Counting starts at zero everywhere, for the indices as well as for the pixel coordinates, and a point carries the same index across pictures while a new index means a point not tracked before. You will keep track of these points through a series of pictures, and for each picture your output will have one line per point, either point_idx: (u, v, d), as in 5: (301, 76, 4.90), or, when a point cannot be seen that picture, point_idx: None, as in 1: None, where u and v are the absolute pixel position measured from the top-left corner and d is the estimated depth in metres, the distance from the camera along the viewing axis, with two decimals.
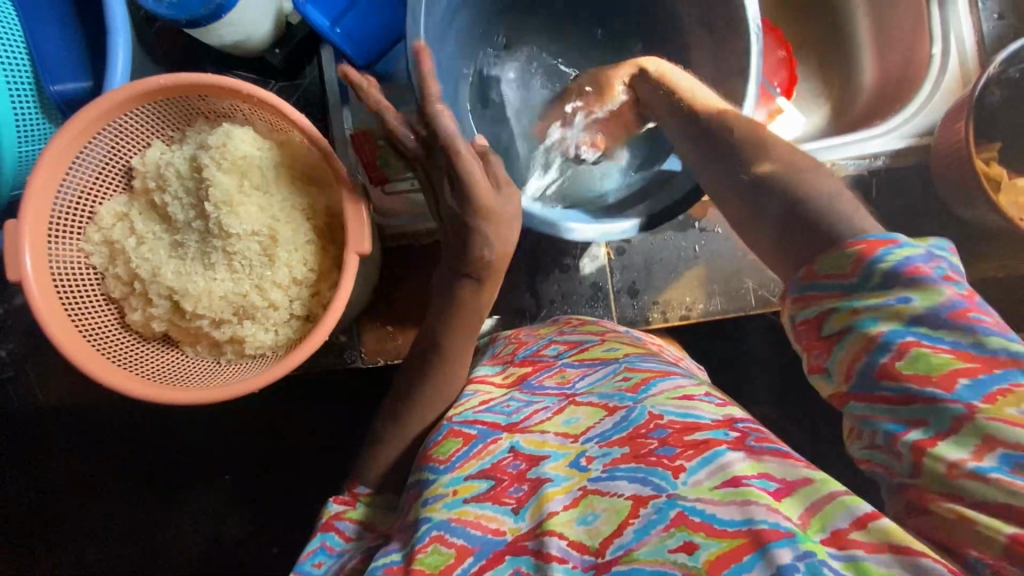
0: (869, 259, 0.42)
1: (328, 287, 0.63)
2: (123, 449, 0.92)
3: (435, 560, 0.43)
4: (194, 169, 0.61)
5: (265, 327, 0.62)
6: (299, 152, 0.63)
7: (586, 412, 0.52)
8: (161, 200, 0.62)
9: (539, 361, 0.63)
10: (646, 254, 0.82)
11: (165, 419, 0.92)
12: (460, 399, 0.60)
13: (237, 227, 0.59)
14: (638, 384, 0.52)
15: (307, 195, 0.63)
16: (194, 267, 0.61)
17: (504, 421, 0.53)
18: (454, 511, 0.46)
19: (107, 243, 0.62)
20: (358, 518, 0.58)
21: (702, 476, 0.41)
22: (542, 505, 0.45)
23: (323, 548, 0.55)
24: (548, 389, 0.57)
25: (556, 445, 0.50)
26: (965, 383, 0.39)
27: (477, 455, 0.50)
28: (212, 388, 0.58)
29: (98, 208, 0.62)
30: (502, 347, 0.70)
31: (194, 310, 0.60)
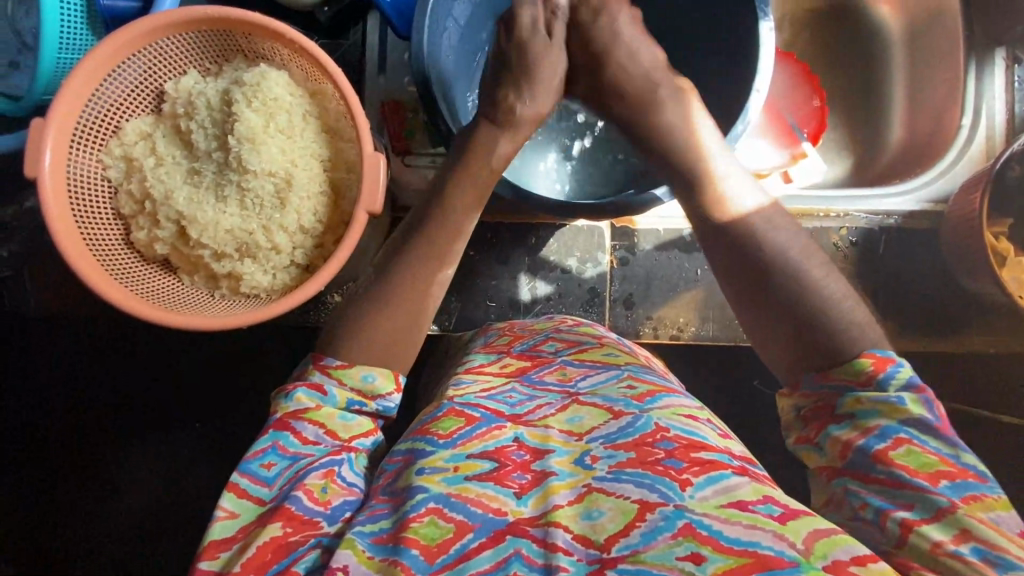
0: (881, 374, 0.48)
1: (333, 241, 0.64)
2: (103, 374, 0.93)
3: (431, 533, 0.43)
4: (223, 102, 0.61)
5: (264, 269, 0.63)
6: (330, 106, 0.64)
7: (590, 412, 0.53)
8: (186, 127, 0.62)
9: (538, 356, 0.64)
10: (648, 269, 0.83)
11: (148, 351, 0.93)
12: (456, 383, 0.61)
13: (257, 165, 0.60)
14: (642, 395, 0.55)
15: (329, 148, 0.64)
16: (205, 197, 0.61)
17: (507, 411, 0.55)
18: (454, 487, 0.46)
19: (127, 159, 0.63)
20: (318, 421, 0.52)
21: (708, 494, 0.43)
22: (547, 497, 0.45)
23: (275, 449, 0.50)
24: (549, 385, 0.59)
25: (560, 441, 0.51)
26: (948, 484, 0.43)
27: (481, 437, 0.51)
28: (202, 318, 0.59)
29: (123, 124, 0.63)
30: (496, 338, 0.71)
31: (198, 238, 0.61)
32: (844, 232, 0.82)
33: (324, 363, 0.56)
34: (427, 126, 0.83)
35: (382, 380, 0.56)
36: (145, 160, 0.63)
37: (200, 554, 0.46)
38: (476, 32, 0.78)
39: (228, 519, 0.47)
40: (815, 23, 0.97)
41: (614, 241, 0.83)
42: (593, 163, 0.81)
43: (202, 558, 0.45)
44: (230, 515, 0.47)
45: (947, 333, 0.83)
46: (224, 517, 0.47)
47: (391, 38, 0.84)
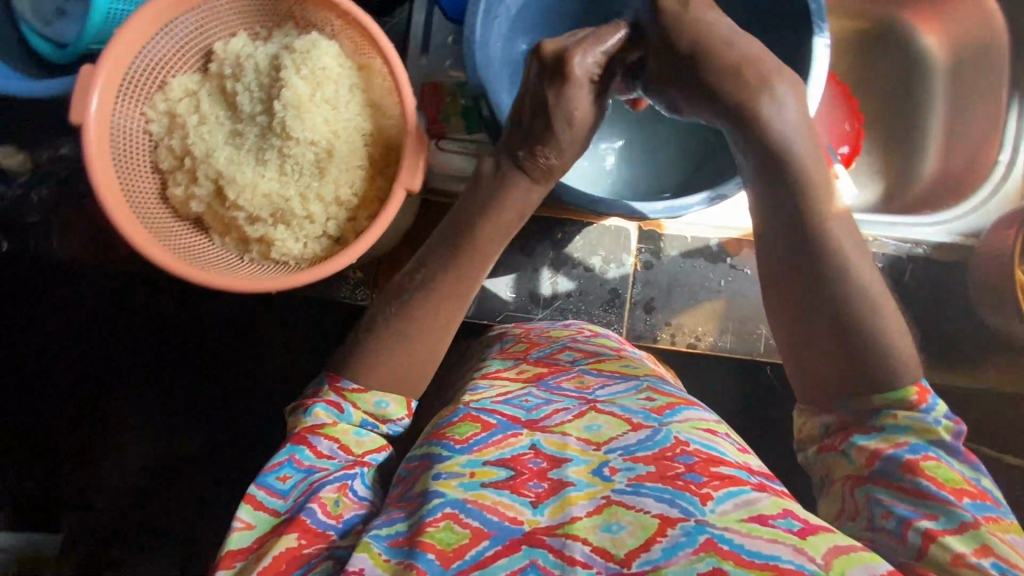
0: (922, 400, 0.52)
1: (366, 216, 0.64)
2: (118, 332, 0.94)
3: (447, 538, 0.43)
4: (272, 67, 0.61)
5: (296, 237, 0.63)
6: (376, 80, 0.64)
7: (609, 422, 0.54)
8: (232, 87, 0.62)
9: (555, 363, 0.67)
10: (671, 275, 0.83)
11: (164, 314, 0.94)
12: (472, 388, 0.63)
13: (300, 132, 0.60)
14: (662, 407, 0.56)
15: (371, 122, 0.63)
16: (245, 159, 0.62)
17: (524, 417, 0.56)
18: (470, 493, 0.46)
19: (170, 115, 0.63)
20: (334, 436, 0.55)
21: (728, 507, 0.44)
22: (565, 507, 0.45)
23: (291, 462, 0.53)
24: (567, 391, 0.60)
25: (577, 450, 0.52)
26: (970, 502, 0.47)
27: (497, 444, 0.52)
28: (231, 280, 0.59)
29: (170, 79, 0.64)
30: (512, 343, 0.73)
31: (234, 200, 0.61)
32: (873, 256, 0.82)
33: (340, 385, 0.58)
34: (464, 111, 0.82)
35: (394, 406, 0.59)
36: (188, 117, 0.63)
37: (217, 563, 0.47)
38: (527, 20, 0.78)
39: (245, 530, 0.49)
40: (857, 45, 0.98)
41: (640, 244, 0.83)
42: (634, 169, 0.81)
43: (219, 567, 0.47)
44: (246, 526, 0.49)
45: (961, 367, 0.84)
46: (241, 528, 0.49)
47: (437, 21, 0.84)
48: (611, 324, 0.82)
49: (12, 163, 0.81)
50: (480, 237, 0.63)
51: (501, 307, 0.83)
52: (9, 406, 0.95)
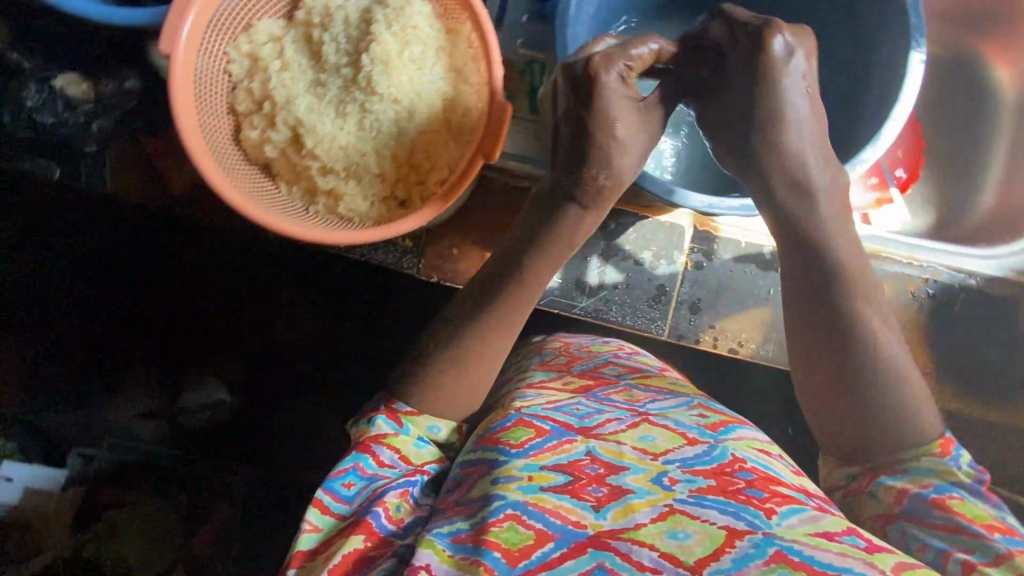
0: (942, 448, 0.56)
1: (437, 182, 0.64)
2: (170, 293, 1.06)
3: (512, 538, 0.44)
4: (361, 20, 0.61)
5: (366, 194, 0.63)
6: (461, 45, 0.62)
7: (663, 434, 0.56)
8: (319, 36, 0.62)
9: (600, 377, 0.69)
10: (722, 278, 0.82)
11: (215, 279, 1.07)
12: (521, 396, 0.63)
13: (384, 88, 0.59)
14: (715, 425, 0.58)
15: (452, 87, 0.63)
16: (326, 110, 0.61)
17: (577, 424, 0.56)
18: (531, 496, 0.47)
19: (251, 57, 0.62)
20: (395, 446, 0.57)
21: (794, 522, 0.46)
22: (629, 513, 0.46)
23: (356, 469, 0.55)
24: (617, 403, 0.61)
25: (634, 458, 0.52)
26: (1002, 536, 0.49)
27: (553, 450, 0.52)
28: (303, 230, 0.59)
29: (255, 22, 0.63)
30: (553, 356, 0.76)
31: (312, 149, 0.61)
32: (924, 283, 0.82)
33: (394, 407, 0.60)
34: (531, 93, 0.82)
35: (445, 430, 0.62)
36: (270, 62, 0.62)
37: (288, 563, 0.49)
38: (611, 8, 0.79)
39: (313, 532, 0.51)
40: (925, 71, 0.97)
41: (693, 244, 0.82)
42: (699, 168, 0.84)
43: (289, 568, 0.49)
44: (315, 529, 0.51)
45: (1004, 404, 0.83)
46: (309, 530, 0.51)
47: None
48: (655, 320, 0.81)
49: (75, 92, 0.78)
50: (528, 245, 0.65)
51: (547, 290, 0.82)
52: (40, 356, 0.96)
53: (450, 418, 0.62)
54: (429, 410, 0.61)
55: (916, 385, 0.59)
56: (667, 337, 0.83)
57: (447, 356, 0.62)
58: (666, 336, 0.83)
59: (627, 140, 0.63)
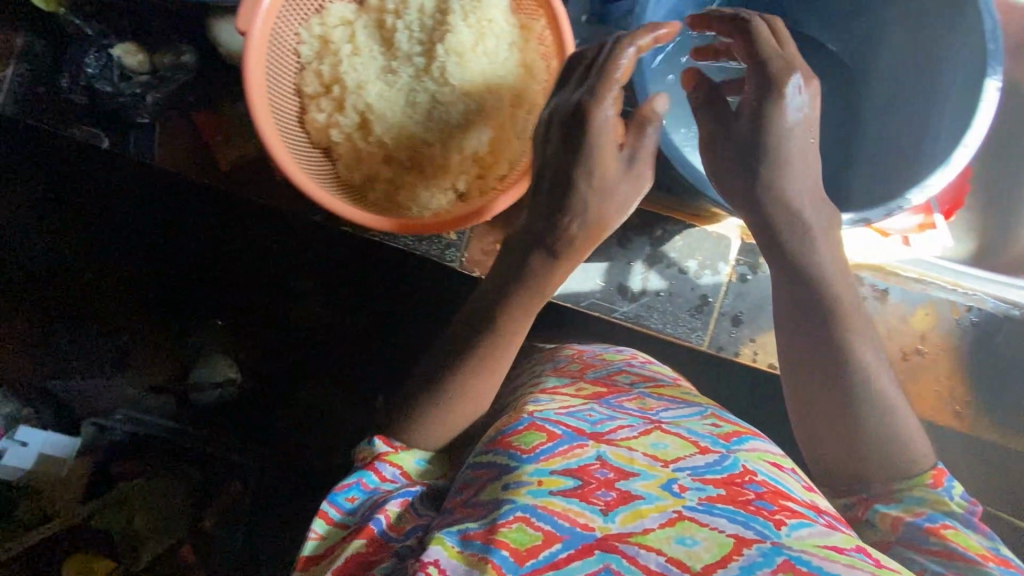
0: (936, 478, 0.56)
1: (499, 177, 0.63)
2: (202, 274, 1.12)
3: (521, 538, 0.45)
4: (437, 10, 0.61)
5: (426, 184, 0.62)
6: (532, 42, 0.62)
7: (675, 442, 0.55)
8: (391, 23, 0.61)
9: (613, 385, 0.71)
10: (766, 292, 0.82)
11: (244, 265, 1.11)
12: (535, 400, 0.64)
13: (458, 80, 0.59)
14: (728, 435, 0.58)
15: (522, 82, 0.62)
16: (396, 98, 0.61)
17: (589, 429, 0.56)
18: (540, 499, 0.47)
19: (323, 40, 0.62)
20: (397, 462, 0.59)
21: (804, 533, 0.45)
22: (637, 517, 0.46)
23: (359, 484, 0.57)
24: (629, 410, 0.62)
25: (644, 464, 0.52)
26: (998, 566, 0.49)
27: (564, 454, 0.52)
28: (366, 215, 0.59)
29: (328, 5, 0.63)
30: (566, 362, 0.79)
31: (379, 136, 0.61)
32: (969, 311, 0.82)
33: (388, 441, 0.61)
34: None
35: (435, 460, 0.63)
36: (342, 46, 0.62)
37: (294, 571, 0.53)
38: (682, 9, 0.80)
39: (317, 541, 0.54)
40: None
41: (739, 256, 0.83)
42: None
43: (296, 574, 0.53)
44: (317, 537, 0.54)
45: None
46: (314, 539, 0.54)
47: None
48: (696, 330, 0.81)
49: (132, 62, 0.79)
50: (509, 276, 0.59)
51: (589, 293, 0.82)
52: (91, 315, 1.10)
53: (471, 413, 0.63)
54: (460, 405, 0.61)
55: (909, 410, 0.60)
56: (706, 348, 0.82)
57: (477, 359, 0.61)
58: (704, 347, 0.83)
59: (608, 185, 0.54)
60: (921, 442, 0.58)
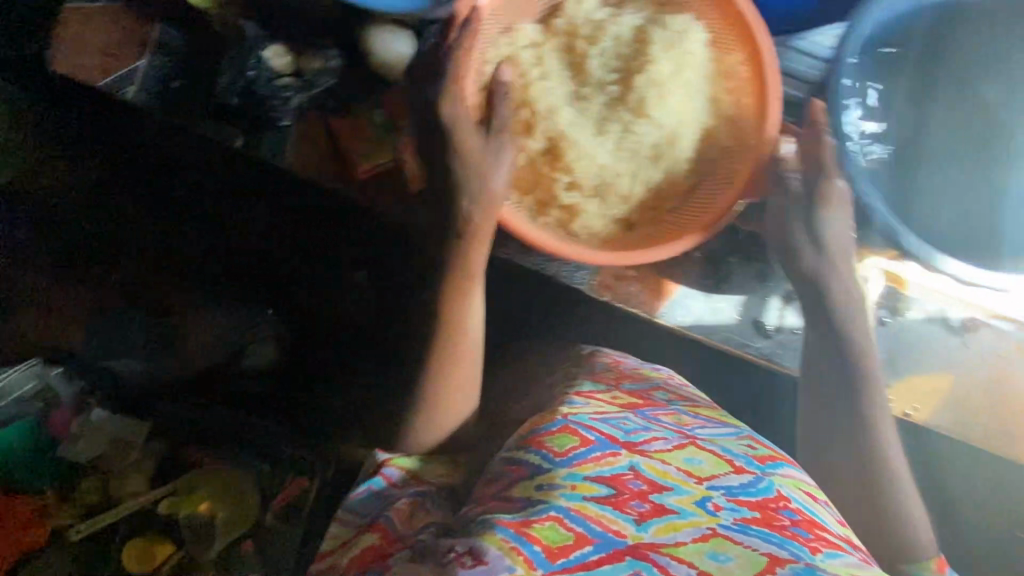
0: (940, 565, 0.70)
1: (670, 208, 0.65)
2: (279, 268, 1.25)
3: (554, 535, 0.58)
4: (634, 39, 0.65)
5: (604, 212, 0.65)
6: (722, 77, 0.64)
7: (708, 460, 0.72)
8: (585, 50, 0.64)
9: (649, 398, 0.85)
10: (904, 336, 0.81)
11: (317, 260, 1.23)
12: (570, 401, 0.81)
13: (655, 112, 0.63)
14: (764, 458, 0.74)
15: (711, 117, 0.65)
16: (586, 125, 0.65)
17: (622, 437, 0.74)
18: (574, 503, 0.63)
19: (510, 60, 0.63)
20: (399, 466, 0.81)
21: (834, 561, 0.59)
22: (670, 530, 0.60)
23: (371, 490, 0.80)
24: (665, 423, 0.78)
25: (675, 477, 0.68)
26: None
27: (595, 461, 0.69)
28: (552, 244, 0.62)
29: (518, 22, 0.63)
30: (604, 369, 0.90)
31: (570, 163, 0.64)
32: None
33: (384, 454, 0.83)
34: None
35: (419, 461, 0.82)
36: (529, 68, 0.64)
37: (320, 553, 0.77)
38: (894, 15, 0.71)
39: (337, 531, 0.77)
40: None
41: (880, 299, 0.81)
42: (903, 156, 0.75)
43: (322, 555, 0.76)
44: (340, 529, 0.77)
45: None
46: (335, 532, 0.77)
47: None
48: None
49: (278, 65, 0.78)
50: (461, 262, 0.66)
51: (723, 326, 0.81)
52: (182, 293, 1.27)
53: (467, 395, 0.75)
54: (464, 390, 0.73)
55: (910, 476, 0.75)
56: None
57: (457, 351, 0.70)
58: None
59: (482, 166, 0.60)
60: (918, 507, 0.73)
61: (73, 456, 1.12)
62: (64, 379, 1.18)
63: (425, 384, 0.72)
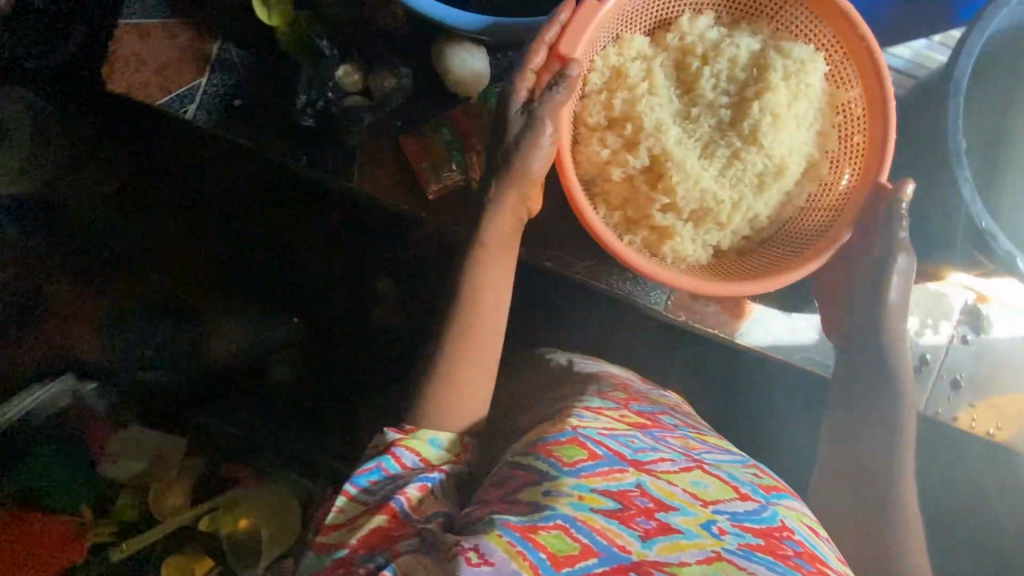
0: None
1: (763, 236, 0.68)
2: (312, 276, 1.21)
3: (559, 545, 0.47)
4: (751, 63, 0.65)
5: (699, 240, 0.65)
6: (834, 112, 0.65)
7: (714, 484, 0.56)
8: (697, 68, 0.66)
9: (657, 420, 0.67)
10: (987, 355, 0.79)
11: (352, 267, 1.20)
12: (577, 414, 0.62)
13: (768, 141, 0.63)
14: (769, 487, 0.59)
15: (818, 151, 0.66)
16: (691, 146, 0.65)
17: (630, 455, 0.57)
18: (580, 513, 0.49)
19: (617, 71, 0.65)
20: (414, 447, 0.60)
21: None
22: (676, 549, 0.48)
23: (379, 469, 0.58)
24: (672, 445, 0.61)
25: (685, 500, 0.53)
26: None
27: (604, 475, 0.54)
28: (651, 265, 0.62)
29: (628, 35, 0.65)
30: (611, 389, 0.71)
31: (672, 184, 0.64)
32: None
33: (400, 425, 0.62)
34: None
35: (447, 443, 0.62)
36: (636, 81, 0.65)
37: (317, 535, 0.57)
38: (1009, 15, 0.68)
39: (338, 513, 0.57)
40: None
41: (962, 316, 0.79)
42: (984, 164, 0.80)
43: (318, 541, 0.56)
44: (339, 511, 0.57)
45: None
46: (336, 511, 0.57)
47: None
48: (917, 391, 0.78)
49: (348, 83, 0.76)
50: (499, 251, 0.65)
51: (801, 346, 0.80)
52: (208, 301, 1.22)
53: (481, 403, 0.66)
54: (469, 389, 0.65)
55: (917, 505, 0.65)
56: (924, 407, 0.79)
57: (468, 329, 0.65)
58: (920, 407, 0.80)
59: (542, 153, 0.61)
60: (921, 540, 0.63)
61: (118, 475, 1.10)
62: (101, 394, 1.14)
63: (469, 386, 0.65)
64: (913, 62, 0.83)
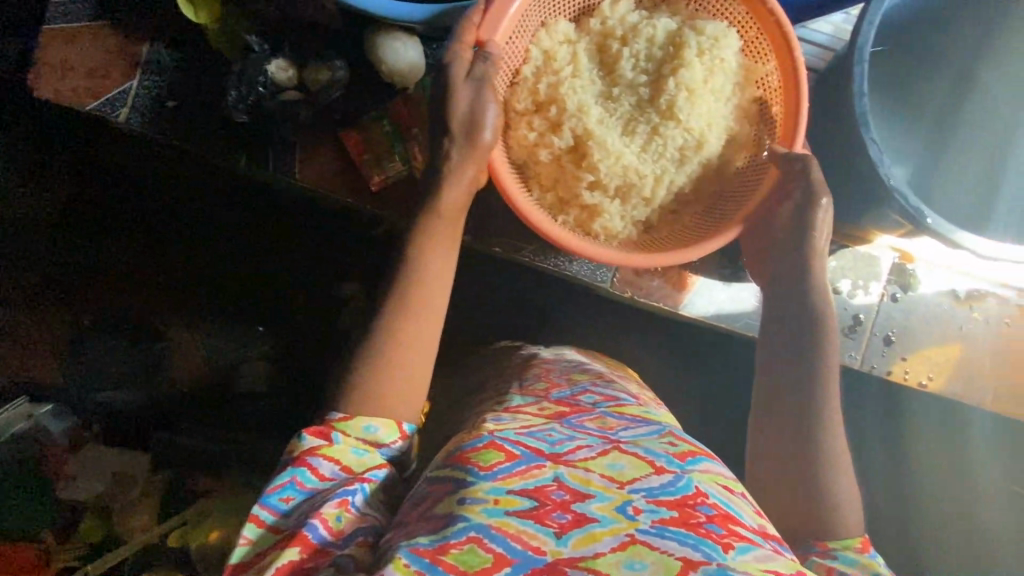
0: None
1: (690, 210, 0.70)
2: (267, 277, 1.19)
3: (470, 559, 0.48)
4: (668, 42, 0.68)
5: (626, 216, 0.68)
6: (753, 82, 0.68)
7: (630, 462, 0.59)
8: (618, 49, 0.68)
9: (576, 404, 0.71)
10: (916, 311, 0.83)
11: (306, 265, 1.18)
12: (496, 418, 0.66)
13: (684, 115, 0.66)
14: (684, 454, 0.62)
15: (739, 124, 0.69)
16: (614, 125, 0.68)
17: (547, 449, 0.59)
18: (495, 520, 0.51)
19: (546, 56, 0.67)
20: (333, 457, 0.58)
21: (749, 558, 0.51)
22: (591, 541, 0.50)
23: (294, 484, 0.56)
24: (590, 430, 0.64)
25: (600, 486, 0.55)
26: None
27: (521, 475, 0.56)
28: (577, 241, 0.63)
29: (552, 22, 0.67)
30: (533, 382, 0.77)
31: (596, 161, 0.66)
32: None
33: (329, 417, 0.61)
34: None
35: (384, 430, 0.61)
36: (562, 65, 0.67)
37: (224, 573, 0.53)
38: None
39: (247, 546, 0.54)
40: None
41: (891, 276, 0.83)
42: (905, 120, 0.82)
43: None
44: (248, 543, 0.54)
45: None
46: (244, 544, 0.54)
47: None
48: (851, 348, 0.82)
49: (282, 79, 0.74)
50: (436, 241, 0.66)
51: (742, 313, 0.82)
52: (165, 313, 1.20)
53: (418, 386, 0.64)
54: (412, 380, 0.63)
55: (847, 467, 0.67)
56: (859, 364, 0.83)
57: (408, 317, 0.64)
58: (855, 365, 0.84)
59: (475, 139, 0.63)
60: (852, 501, 0.65)
61: (74, 496, 1.06)
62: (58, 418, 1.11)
63: (420, 375, 0.64)
64: (835, 36, 0.86)
